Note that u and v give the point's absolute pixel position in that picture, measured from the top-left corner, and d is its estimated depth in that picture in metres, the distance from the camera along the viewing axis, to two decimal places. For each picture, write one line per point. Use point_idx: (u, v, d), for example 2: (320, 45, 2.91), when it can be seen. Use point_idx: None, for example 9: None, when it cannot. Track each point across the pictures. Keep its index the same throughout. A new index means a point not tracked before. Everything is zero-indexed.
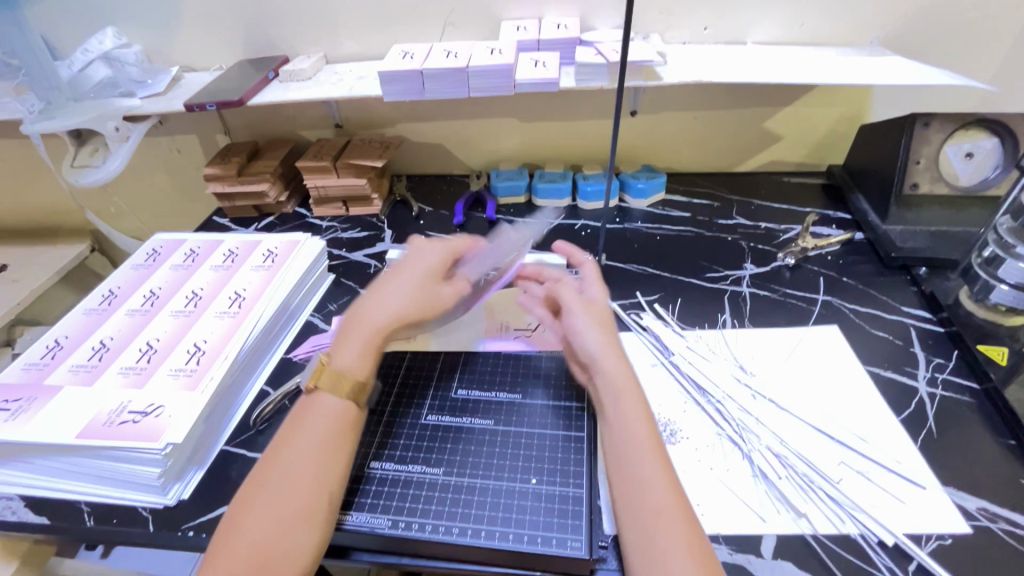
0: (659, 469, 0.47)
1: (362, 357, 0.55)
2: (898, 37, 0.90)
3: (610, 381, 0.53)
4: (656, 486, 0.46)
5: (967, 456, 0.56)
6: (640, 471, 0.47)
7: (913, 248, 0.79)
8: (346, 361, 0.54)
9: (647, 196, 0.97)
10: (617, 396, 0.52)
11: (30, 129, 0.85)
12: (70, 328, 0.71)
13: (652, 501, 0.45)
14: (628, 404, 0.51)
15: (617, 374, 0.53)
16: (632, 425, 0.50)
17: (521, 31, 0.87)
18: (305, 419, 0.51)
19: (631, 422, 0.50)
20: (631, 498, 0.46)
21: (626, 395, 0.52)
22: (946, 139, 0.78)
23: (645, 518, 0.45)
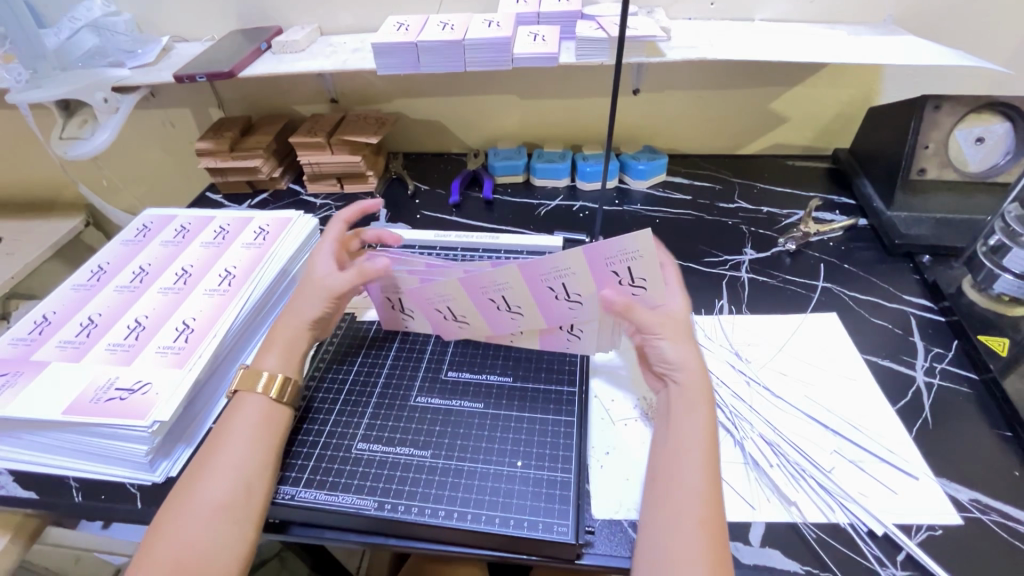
0: (706, 479, 0.46)
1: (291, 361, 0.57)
2: (913, 16, 0.86)
3: (686, 391, 0.50)
4: (701, 496, 0.45)
5: (962, 448, 0.56)
6: (683, 476, 0.46)
7: (916, 235, 0.77)
8: (274, 364, 0.55)
9: (647, 178, 0.95)
10: (692, 407, 0.50)
11: (16, 97, 0.83)
12: (57, 303, 0.71)
13: (686, 508, 0.44)
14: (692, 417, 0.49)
15: (695, 389, 0.51)
16: (694, 436, 0.48)
17: (520, 3, 0.84)
18: (244, 406, 0.53)
19: (697, 432, 0.48)
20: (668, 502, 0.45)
21: (700, 407, 0.50)
22: (956, 123, 0.75)
23: (677, 522, 0.44)
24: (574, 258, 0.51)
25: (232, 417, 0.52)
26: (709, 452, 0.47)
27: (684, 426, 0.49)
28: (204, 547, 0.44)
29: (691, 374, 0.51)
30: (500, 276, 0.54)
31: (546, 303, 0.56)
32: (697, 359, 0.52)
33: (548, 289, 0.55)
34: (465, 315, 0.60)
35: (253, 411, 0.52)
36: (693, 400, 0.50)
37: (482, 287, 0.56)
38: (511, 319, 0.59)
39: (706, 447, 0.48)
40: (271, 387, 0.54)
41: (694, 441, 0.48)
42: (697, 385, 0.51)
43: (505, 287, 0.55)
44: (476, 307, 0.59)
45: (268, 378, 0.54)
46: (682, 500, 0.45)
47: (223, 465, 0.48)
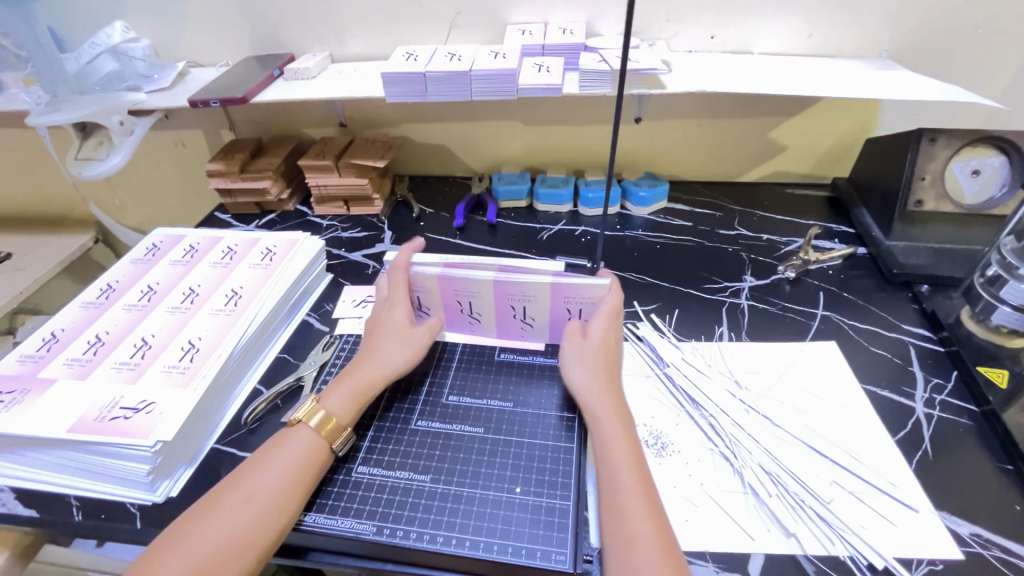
0: (638, 491, 0.47)
1: (354, 404, 0.56)
2: (907, 51, 0.89)
3: (593, 417, 0.54)
4: (636, 512, 0.46)
5: (963, 480, 0.56)
6: (620, 493, 0.47)
7: (915, 265, 0.78)
8: (333, 404, 0.56)
9: (648, 204, 0.97)
10: (599, 427, 0.53)
11: (34, 121, 0.85)
12: (66, 320, 0.72)
13: (628, 523, 0.45)
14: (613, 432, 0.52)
15: (600, 409, 0.54)
16: (612, 454, 0.50)
17: (525, 35, 0.87)
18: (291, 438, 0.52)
19: (612, 450, 0.51)
20: (612, 518, 0.46)
21: (607, 425, 0.53)
22: (952, 155, 0.77)
23: (626, 537, 0.45)
24: (541, 289, 0.61)
25: (277, 443, 0.52)
26: (633, 468, 0.49)
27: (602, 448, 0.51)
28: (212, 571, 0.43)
29: (593, 395, 0.55)
30: (528, 289, 0.62)
31: (561, 320, 0.65)
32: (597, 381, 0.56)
33: (567, 308, 0.63)
34: (482, 312, 0.66)
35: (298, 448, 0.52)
36: (597, 417, 0.54)
37: (509, 295, 0.63)
38: (523, 326, 0.67)
39: (631, 463, 0.50)
40: (324, 425, 0.54)
41: (612, 455, 0.50)
42: (599, 404, 0.54)
43: (529, 299, 0.63)
44: (496, 314, 0.66)
45: (322, 415, 0.54)
46: (623, 516, 0.46)
47: (253, 490, 0.48)
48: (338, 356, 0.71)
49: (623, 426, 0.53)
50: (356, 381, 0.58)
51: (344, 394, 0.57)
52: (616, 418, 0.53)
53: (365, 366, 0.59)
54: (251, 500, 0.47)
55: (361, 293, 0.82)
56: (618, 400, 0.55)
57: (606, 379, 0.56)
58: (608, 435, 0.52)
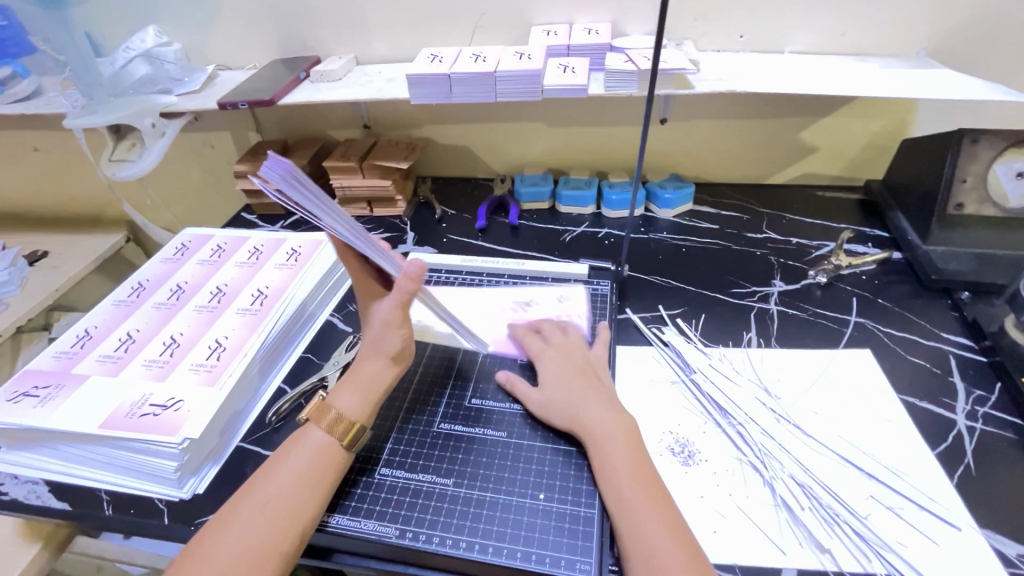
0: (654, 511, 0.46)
1: (366, 402, 0.55)
2: (948, 49, 0.85)
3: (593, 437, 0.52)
4: (654, 536, 0.45)
5: (1009, 497, 0.53)
6: (635, 517, 0.46)
7: (955, 271, 0.75)
8: (345, 402, 0.55)
9: (673, 206, 0.95)
10: (602, 444, 0.51)
11: (72, 123, 0.87)
12: (98, 318, 0.73)
13: (648, 548, 0.44)
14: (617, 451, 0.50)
15: (603, 425, 0.53)
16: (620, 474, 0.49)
17: (550, 36, 0.86)
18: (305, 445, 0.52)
19: (620, 471, 0.49)
20: (628, 544, 0.45)
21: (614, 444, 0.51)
22: (995, 156, 0.74)
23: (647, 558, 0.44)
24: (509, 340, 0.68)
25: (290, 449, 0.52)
26: (643, 487, 0.48)
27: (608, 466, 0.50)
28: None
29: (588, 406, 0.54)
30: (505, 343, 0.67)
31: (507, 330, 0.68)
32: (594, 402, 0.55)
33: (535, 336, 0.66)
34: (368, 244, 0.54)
35: (311, 449, 0.52)
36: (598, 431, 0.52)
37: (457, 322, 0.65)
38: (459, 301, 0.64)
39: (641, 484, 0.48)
40: (337, 424, 0.53)
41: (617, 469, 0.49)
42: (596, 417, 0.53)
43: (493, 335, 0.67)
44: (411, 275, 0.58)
45: (334, 413, 0.54)
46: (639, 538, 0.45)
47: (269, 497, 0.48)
48: None
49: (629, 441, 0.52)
50: (366, 379, 0.56)
51: (355, 392, 0.56)
52: (621, 435, 0.52)
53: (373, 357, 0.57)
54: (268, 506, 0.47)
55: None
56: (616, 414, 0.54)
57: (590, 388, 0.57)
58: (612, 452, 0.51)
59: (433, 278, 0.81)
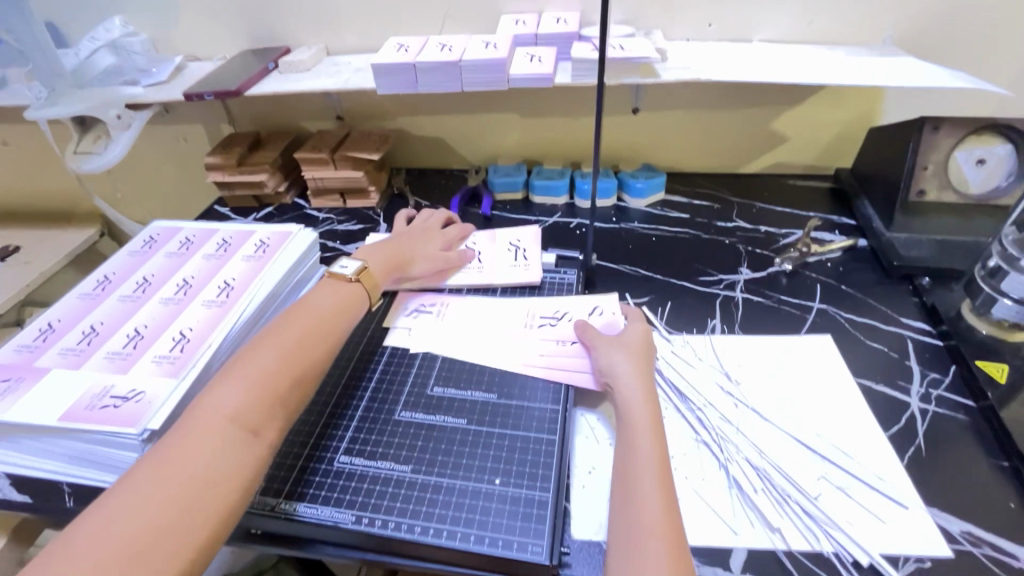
0: (656, 490, 0.46)
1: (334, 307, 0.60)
2: (912, 37, 0.86)
3: (630, 423, 0.52)
4: (652, 518, 0.44)
5: (956, 476, 0.54)
6: (639, 497, 0.46)
7: (916, 257, 0.76)
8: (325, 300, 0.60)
9: (645, 196, 0.95)
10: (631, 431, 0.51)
11: (35, 115, 0.85)
12: (62, 311, 0.73)
13: (640, 535, 0.43)
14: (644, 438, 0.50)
15: (638, 424, 0.51)
16: (639, 456, 0.48)
17: (519, 25, 0.86)
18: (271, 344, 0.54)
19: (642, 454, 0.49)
20: (621, 527, 0.44)
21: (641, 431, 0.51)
22: (955, 145, 0.75)
23: (634, 540, 0.43)
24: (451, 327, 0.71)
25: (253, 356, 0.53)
26: (657, 470, 0.47)
27: (632, 446, 0.50)
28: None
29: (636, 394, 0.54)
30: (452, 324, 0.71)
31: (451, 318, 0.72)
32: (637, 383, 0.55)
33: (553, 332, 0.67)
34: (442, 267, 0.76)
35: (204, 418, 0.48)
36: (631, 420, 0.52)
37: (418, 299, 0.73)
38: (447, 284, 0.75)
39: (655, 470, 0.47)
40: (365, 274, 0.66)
41: (638, 458, 0.48)
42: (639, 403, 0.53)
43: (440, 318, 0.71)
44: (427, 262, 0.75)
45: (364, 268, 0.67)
46: (636, 516, 0.44)
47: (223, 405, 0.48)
48: None
49: (656, 429, 0.51)
50: (391, 251, 0.72)
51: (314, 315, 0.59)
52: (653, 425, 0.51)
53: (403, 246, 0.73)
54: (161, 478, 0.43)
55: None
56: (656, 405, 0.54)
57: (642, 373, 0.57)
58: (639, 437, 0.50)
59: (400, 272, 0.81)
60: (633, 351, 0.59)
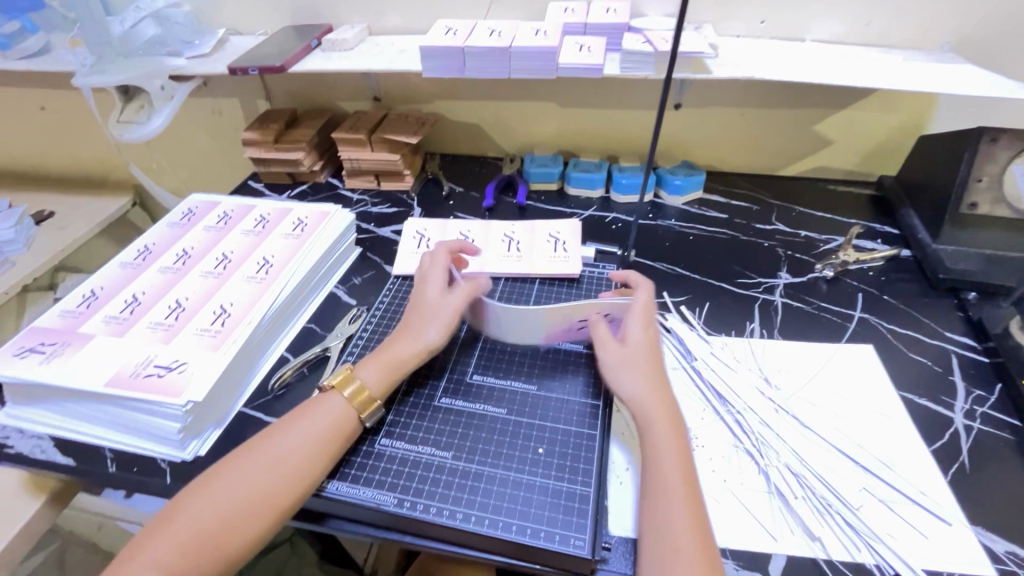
0: (684, 507, 0.46)
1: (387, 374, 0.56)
2: (973, 44, 0.83)
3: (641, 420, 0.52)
4: (680, 537, 0.44)
5: (1000, 494, 0.54)
6: (666, 515, 0.46)
7: (963, 271, 0.75)
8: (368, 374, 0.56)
9: (683, 193, 0.94)
10: (649, 440, 0.51)
11: (82, 82, 0.87)
12: (105, 279, 0.74)
13: (668, 540, 0.44)
14: (661, 438, 0.50)
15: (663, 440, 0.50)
16: (661, 472, 0.48)
17: (567, 13, 0.84)
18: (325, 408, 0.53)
19: (666, 467, 0.48)
20: (649, 533, 0.46)
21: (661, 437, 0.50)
22: (1013, 157, 0.73)
23: (663, 551, 0.44)
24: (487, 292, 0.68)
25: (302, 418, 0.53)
26: (681, 484, 0.47)
27: (653, 459, 0.49)
28: (209, 553, 0.44)
29: (646, 397, 0.53)
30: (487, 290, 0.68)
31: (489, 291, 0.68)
32: (648, 385, 0.54)
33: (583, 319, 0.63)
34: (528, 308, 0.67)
35: (329, 413, 0.53)
36: (648, 419, 0.52)
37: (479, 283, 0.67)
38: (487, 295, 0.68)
39: (680, 483, 0.47)
40: (357, 396, 0.54)
41: (662, 464, 0.49)
42: (649, 406, 0.52)
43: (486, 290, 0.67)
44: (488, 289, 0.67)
45: (356, 384, 0.55)
46: (663, 533, 0.45)
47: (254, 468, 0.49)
48: (364, 330, 0.70)
49: (674, 431, 0.51)
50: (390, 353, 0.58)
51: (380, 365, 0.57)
52: (670, 422, 0.51)
53: (403, 341, 0.59)
54: (280, 464, 0.48)
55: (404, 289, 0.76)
56: (671, 405, 0.53)
57: (654, 376, 0.55)
58: (658, 441, 0.50)
59: None
60: (647, 357, 0.56)
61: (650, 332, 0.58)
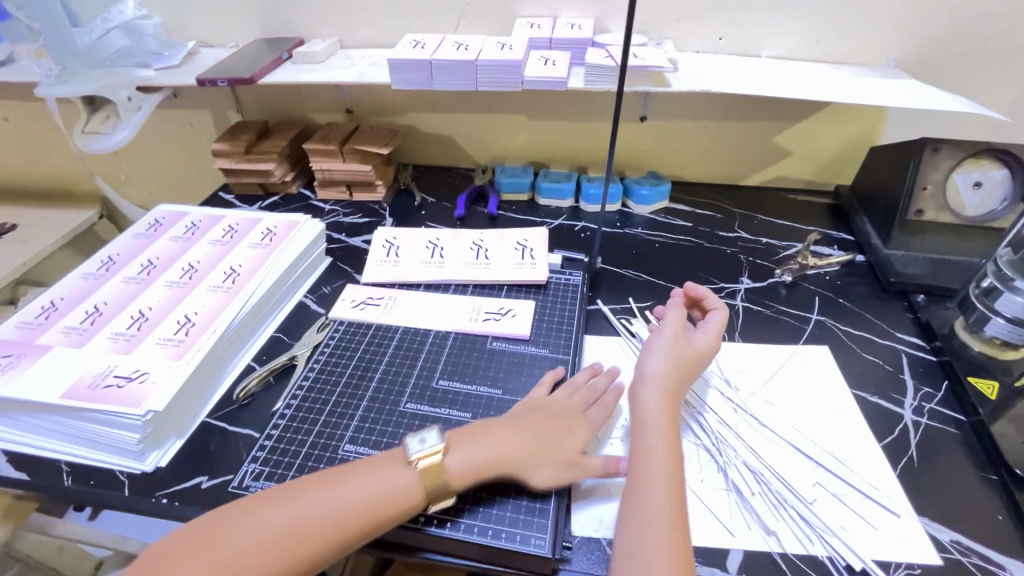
0: (667, 506, 0.47)
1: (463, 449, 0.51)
2: (916, 61, 0.88)
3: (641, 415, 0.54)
4: (666, 540, 0.45)
5: (945, 486, 0.56)
6: (648, 510, 0.47)
7: (913, 274, 0.79)
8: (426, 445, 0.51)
9: (650, 203, 0.97)
10: (646, 454, 0.51)
11: (44, 92, 0.86)
12: (66, 290, 0.72)
13: (647, 535, 0.45)
14: (657, 436, 0.52)
15: (662, 438, 0.52)
16: (652, 468, 0.49)
17: (534, 28, 0.87)
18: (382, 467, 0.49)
19: (656, 469, 0.49)
20: (630, 527, 0.47)
21: (659, 454, 0.50)
22: (954, 166, 0.77)
23: (642, 545, 0.45)
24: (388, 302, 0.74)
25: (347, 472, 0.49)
26: (670, 490, 0.48)
27: (643, 458, 0.50)
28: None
29: (656, 392, 0.55)
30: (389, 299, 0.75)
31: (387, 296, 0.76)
32: (672, 386, 0.56)
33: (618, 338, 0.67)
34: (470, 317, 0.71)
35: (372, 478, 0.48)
36: (648, 417, 0.53)
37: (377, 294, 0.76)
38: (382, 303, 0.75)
39: (670, 489, 0.48)
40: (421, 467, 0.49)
41: (653, 461, 0.50)
42: (655, 407, 0.54)
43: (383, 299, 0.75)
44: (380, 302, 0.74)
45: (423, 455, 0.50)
46: (648, 528, 0.46)
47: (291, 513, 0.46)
48: (331, 337, 0.70)
49: (670, 430, 0.53)
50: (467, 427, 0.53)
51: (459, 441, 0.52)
52: (668, 422, 0.53)
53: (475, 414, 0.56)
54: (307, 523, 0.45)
55: (363, 293, 0.76)
56: (675, 409, 0.55)
57: (677, 380, 0.57)
58: (654, 437, 0.52)
59: (413, 288, 0.77)
60: (690, 364, 0.59)
61: (709, 353, 0.61)
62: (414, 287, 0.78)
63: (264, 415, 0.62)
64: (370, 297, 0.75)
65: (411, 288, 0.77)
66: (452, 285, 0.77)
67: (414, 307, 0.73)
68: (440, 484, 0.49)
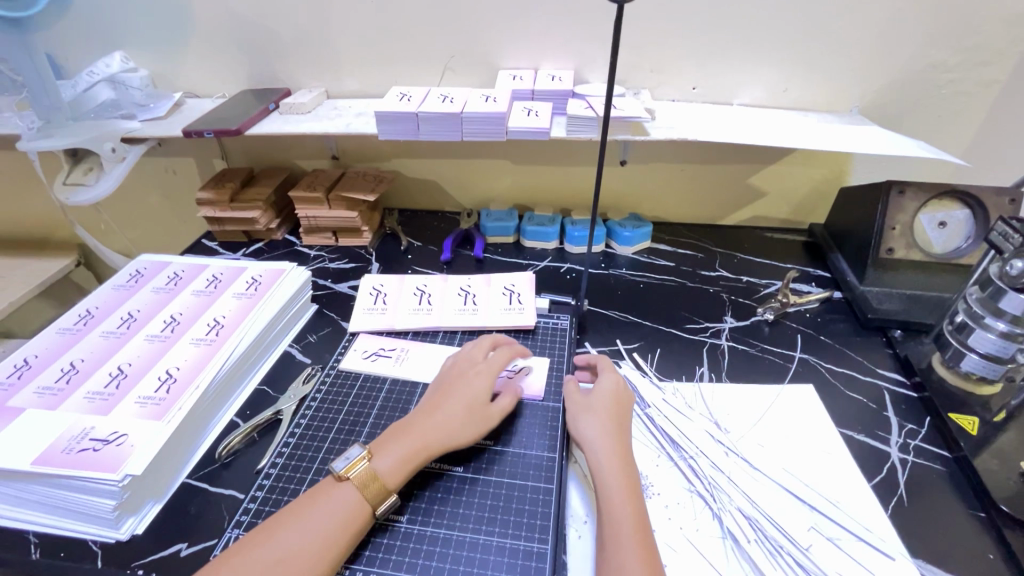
0: (638, 556, 0.46)
1: (402, 463, 0.53)
2: (876, 107, 0.94)
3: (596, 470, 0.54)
4: None
5: (936, 527, 0.56)
6: (620, 564, 0.46)
7: (888, 310, 0.81)
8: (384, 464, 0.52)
9: (632, 244, 0.99)
10: (600, 477, 0.53)
11: (26, 146, 0.86)
12: (40, 346, 0.70)
13: None
14: (613, 486, 0.52)
15: (617, 490, 0.51)
16: (615, 519, 0.49)
17: (516, 80, 0.90)
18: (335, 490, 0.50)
19: (619, 520, 0.49)
20: None
21: (610, 475, 0.52)
22: (920, 207, 0.81)
23: None
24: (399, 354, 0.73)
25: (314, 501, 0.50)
26: (637, 540, 0.48)
27: (607, 511, 0.50)
28: None
29: (598, 446, 0.55)
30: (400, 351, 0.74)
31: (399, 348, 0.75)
32: (610, 437, 0.56)
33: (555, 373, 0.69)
34: None
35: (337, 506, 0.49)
36: (603, 469, 0.53)
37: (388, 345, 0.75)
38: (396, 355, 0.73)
39: (636, 539, 0.48)
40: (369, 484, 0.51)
41: (615, 513, 0.50)
42: (606, 459, 0.54)
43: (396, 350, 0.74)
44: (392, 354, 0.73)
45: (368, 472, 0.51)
46: None
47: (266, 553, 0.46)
48: (318, 390, 0.69)
49: (626, 479, 0.52)
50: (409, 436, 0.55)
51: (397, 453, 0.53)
52: (622, 472, 0.53)
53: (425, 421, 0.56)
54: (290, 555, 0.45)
55: (374, 344, 0.75)
56: (626, 458, 0.55)
57: (616, 431, 0.57)
58: (610, 488, 0.52)
59: (404, 338, 0.77)
60: (605, 409, 0.59)
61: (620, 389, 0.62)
62: (403, 335, 0.78)
63: (249, 474, 0.61)
64: (360, 350, 0.75)
65: (400, 337, 0.77)
66: (440, 332, 0.77)
67: (416, 358, 0.72)
68: (379, 491, 0.51)
